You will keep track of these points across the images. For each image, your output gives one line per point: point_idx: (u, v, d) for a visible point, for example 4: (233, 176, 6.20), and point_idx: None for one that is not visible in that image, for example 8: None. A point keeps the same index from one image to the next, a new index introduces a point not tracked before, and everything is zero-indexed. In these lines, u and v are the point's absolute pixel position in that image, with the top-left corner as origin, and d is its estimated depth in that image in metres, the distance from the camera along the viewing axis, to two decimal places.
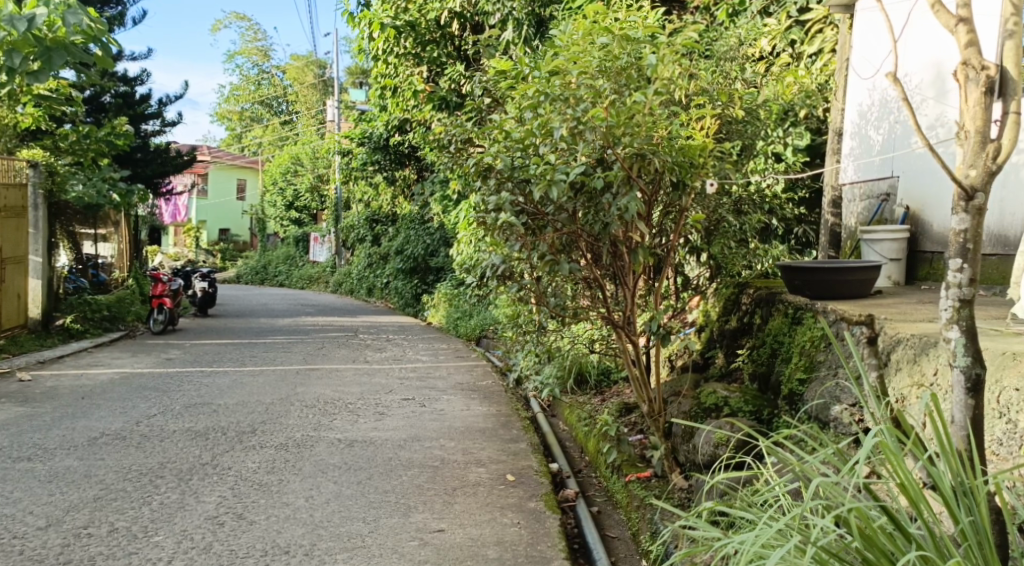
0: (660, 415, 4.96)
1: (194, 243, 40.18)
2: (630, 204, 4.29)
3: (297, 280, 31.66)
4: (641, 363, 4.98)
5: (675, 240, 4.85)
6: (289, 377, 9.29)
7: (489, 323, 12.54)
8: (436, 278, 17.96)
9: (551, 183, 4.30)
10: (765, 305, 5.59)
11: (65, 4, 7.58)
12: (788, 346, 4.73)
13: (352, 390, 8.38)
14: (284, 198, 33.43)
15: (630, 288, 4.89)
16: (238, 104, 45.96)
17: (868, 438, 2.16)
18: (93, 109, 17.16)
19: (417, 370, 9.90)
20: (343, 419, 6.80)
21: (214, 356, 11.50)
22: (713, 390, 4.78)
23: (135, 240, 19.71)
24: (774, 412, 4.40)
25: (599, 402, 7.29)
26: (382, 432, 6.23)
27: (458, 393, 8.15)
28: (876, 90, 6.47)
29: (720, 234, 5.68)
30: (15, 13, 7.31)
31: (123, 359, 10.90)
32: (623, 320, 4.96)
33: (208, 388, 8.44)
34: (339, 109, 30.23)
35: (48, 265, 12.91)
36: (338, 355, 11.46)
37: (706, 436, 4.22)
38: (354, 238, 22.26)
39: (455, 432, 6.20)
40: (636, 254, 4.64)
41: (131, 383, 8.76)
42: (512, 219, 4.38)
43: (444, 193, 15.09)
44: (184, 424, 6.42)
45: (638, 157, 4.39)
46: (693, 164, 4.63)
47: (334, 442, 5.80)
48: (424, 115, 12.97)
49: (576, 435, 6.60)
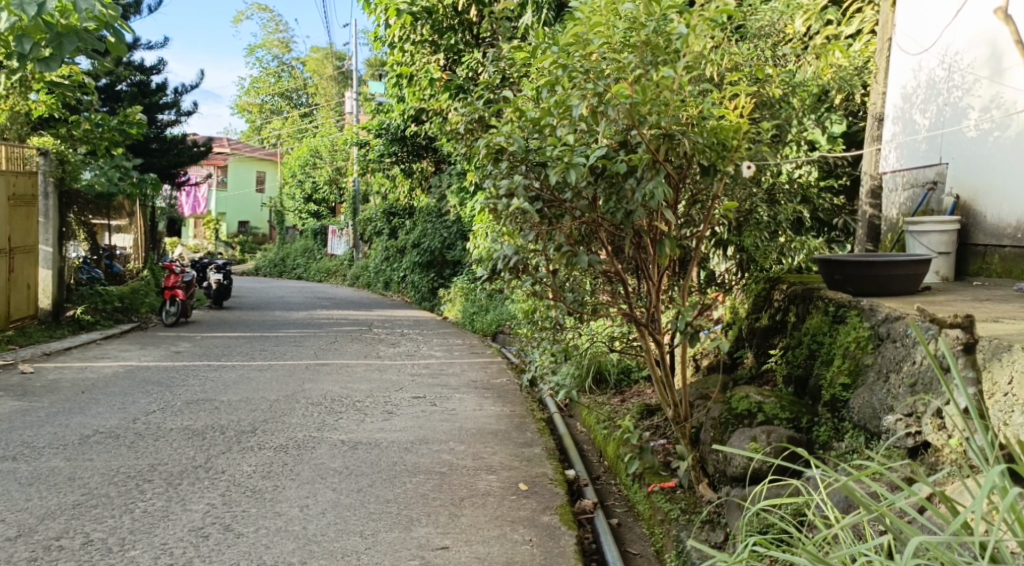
0: (684, 420, 4.56)
1: (213, 235, 40.18)
2: (657, 189, 3.90)
3: (315, 273, 31.49)
4: (665, 364, 4.58)
5: (705, 230, 4.45)
6: (297, 373, 8.97)
7: (506, 318, 12.18)
8: (453, 272, 17.66)
9: (568, 166, 3.93)
10: (801, 301, 5.17)
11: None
12: (828, 346, 4.32)
13: (361, 387, 8.04)
14: (303, 191, 33.26)
15: (655, 282, 4.49)
16: (258, 96, 45.92)
17: (995, 474, 1.86)
18: (109, 99, 16.94)
19: (430, 367, 9.56)
20: (349, 418, 6.47)
21: (223, 349, 11.24)
22: (745, 394, 4.38)
23: (152, 232, 19.56)
24: (814, 421, 4.00)
25: (619, 403, 6.92)
26: (389, 433, 5.88)
27: (471, 392, 7.79)
28: (922, 70, 6.05)
29: (754, 224, 5.29)
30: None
31: (131, 352, 10.65)
32: (647, 317, 4.55)
33: (213, 383, 8.14)
34: (358, 101, 29.99)
35: (58, 255, 12.70)
36: (350, 350, 11.14)
37: (739, 445, 3.82)
38: (371, 231, 22.02)
39: (466, 434, 5.84)
40: (662, 245, 4.23)
41: (135, 377, 8.49)
42: (526, 205, 4.02)
43: (460, 185, 14.75)
44: (182, 422, 6.10)
45: (665, 138, 4.01)
46: (726, 147, 4.22)
47: (337, 444, 5.46)
48: (441, 105, 12.63)
49: (594, 437, 6.26)
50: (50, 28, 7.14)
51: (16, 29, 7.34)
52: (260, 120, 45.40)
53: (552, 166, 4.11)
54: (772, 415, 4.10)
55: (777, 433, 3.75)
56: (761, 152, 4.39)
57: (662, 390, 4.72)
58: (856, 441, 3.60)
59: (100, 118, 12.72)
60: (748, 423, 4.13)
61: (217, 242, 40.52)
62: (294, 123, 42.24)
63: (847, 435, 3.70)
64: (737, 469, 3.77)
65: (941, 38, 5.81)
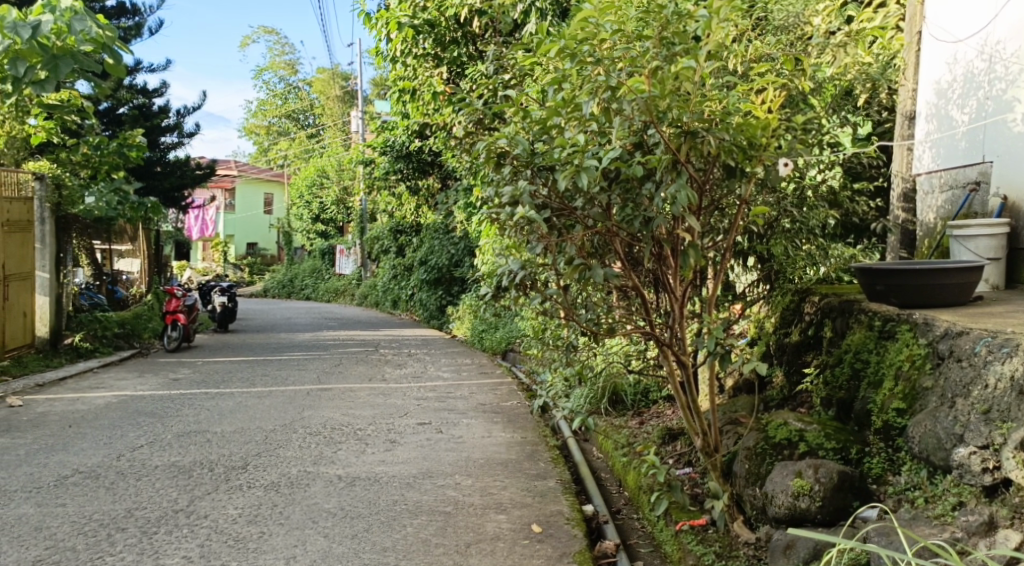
0: (714, 450, 4.07)
1: (222, 257, 39.95)
2: (680, 193, 3.46)
3: (324, 293, 31.12)
4: (691, 387, 4.11)
5: (733, 238, 3.95)
6: (298, 399, 8.54)
7: (516, 335, 11.74)
8: (461, 289, 17.26)
9: (578, 170, 3.50)
10: (837, 315, 4.69)
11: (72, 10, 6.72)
12: (877, 365, 3.85)
13: (363, 413, 7.60)
14: (310, 211, 32.98)
15: (677, 296, 4.03)
16: (265, 118, 45.87)
17: None
18: (109, 123, 16.59)
19: (438, 389, 9.11)
20: (349, 449, 6.03)
21: (223, 374, 10.82)
22: (783, 421, 3.90)
23: (157, 255, 19.25)
24: (864, 451, 3.53)
25: (638, 426, 6.46)
26: (391, 466, 5.43)
27: (480, 416, 7.33)
28: (958, 63, 5.61)
29: (786, 232, 4.81)
30: (19, 19, 6.49)
31: (128, 380, 10.25)
32: (673, 338, 4.07)
33: (209, 412, 7.72)
34: (364, 119, 29.74)
35: (57, 281, 12.36)
36: (354, 373, 10.71)
37: (781, 482, 3.34)
38: (379, 250, 21.62)
39: (473, 466, 5.38)
40: (686, 255, 3.74)
41: (127, 408, 8.07)
42: (532, 215, 3.56)
43: (467, 201, 14.33)
44: (169, 458, 5.67)
45: (686, 136, 3.58)
46: (754, 146, 3.77)
47: (333, 481, 5.01)
48: (444, 120, 12.24)
49: (613, 465, 5.82)
50: (45, 51, 6.68)
51: (10, 52, 6.91)
52: (268, 141, 45.28)
53: (560, 171, 3.69)
54: (816, 446, 3.63)
55: (826, 468, 3.26)
56: (800, 145, 3.91)
57: (687, 416, 4.24)
58: (918, 475, 3.17)
59: (98, 141, 12.31)
60: (788, 457, 3.64)
61: (226, 264, 40.33)
62: (301, 143, 42.04)
63: (908, 469, 3.25)
64: (781, 510, 3.30)
65: (980, 29, 5.36)
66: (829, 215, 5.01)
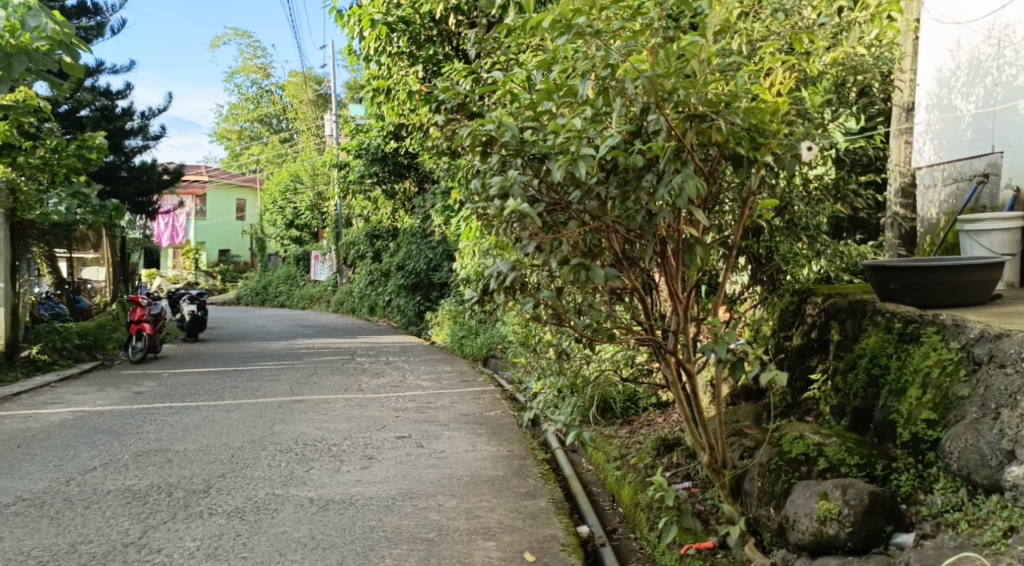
0: (723, 467, 3.72)
1: (194, 265, 39.21)
2: (687, 182, 3.12)
3: (299, 300, 30.52)
4: (697, 397, 3.74)
5: (739, 236, 3.60)
6: (269, 412, 8.09)
7: (497, 341, 11.33)
8: (440, 294, 16.85)
9: (575, 158, 3.15)
10: (846, 316, 4.37)
11: (26, 5, 5.92)
12: (899, 371, 3.52)
13: (338, 427, 7.17)
14: (284, 217, 32.36)
15: (682, 299, 3.66)
16: (237, 123, 45.14)
17: None
18: (70, 126, 15.96)
19: (417, 399, 8.69)
20: (323, 467, 5.62)
21: (191, 387, 10.32)
22: (798, 433, 3.55)
23: (123, 263, 18.63)
24: (892, 467, 3.19)
25: (630, 436, 6.13)
26: (368, 486, 5.03)
27: (463, 428, 6.94)
28: (962, 49, 5.31)
29: (797, 231, 4.46)
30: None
31: (88, 394, 9.74)
32: (676, 344, 3.71)
33: (172, 429, 7.26)
34: (338, 123, 29.25)
35: (11, 291, 11.76)
36: (330, 383, 10.26)
37: (804, 505, 3.00)
38: (355, 255, 21.10)
39: (456, 485, 4.98)
40: (692, 253, 3.38)
41: (85, 425, 7.59)
42: (524, 208, 3.17)
43: (445, 204, 13.91)
44: (123, 482, 5.23)
45: (693, 122, 3.24)
46: (765, 133, 3.44)
47: (304, 504, 4.61)
48: (421, 120, 11.83)
49: (605, 479, 5.50)
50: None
51: None
52: (240, 146, 44.52)
53: (553, 161, 3.33)
54: (837, 461, 3.28)
55: (855, 489, 2.92)
56: (818, 130, 3.58)
57: (692, 429, 3.88)
58: (956, 495, 2.84)
59: (56, 143, 11.71)
60: (807, 474, 3.30)
61: (198, 272, 39.59)
62: (274, 148, 41.36)
63: (943, 488, 2.91)
64: (804, 536, 2.96)
65: (988, 13, 5.05)
66: (835, 209, 4.67)
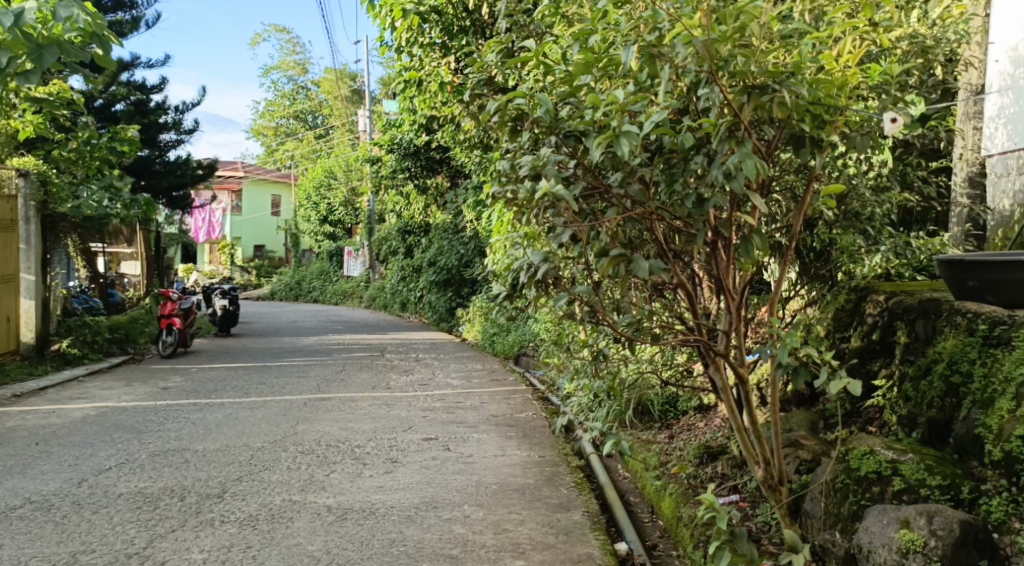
0: (779, 483, 3.34)
1: (230, 260, 39.49)
2: (745, 162, 2.73)
3: (332, 295, 30.51)
4: (750, 406, 3.34)
5: (799, 227, 3.20)
6: (293, 411, 7.83)
7: (529, 339, 10.98)
8: (472, 291, 16.58)
9: (616, 134, 2.77)
10: (916, 316, 3.95)
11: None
12: (988, 379, 3.11)
13: (363, 427, 6.88)
14: (317, 213, 31.81)
15: (737, 296, 3.26)
16: (273, 119, 45.36)
17: None
18: (105, 120, 15.95)
19: (446, 399, 8.37)
20: (344, 471, 5.33)
21: (217, 383, 10.13)
22: (868, 448, 3.14)
23: (158, 258, 18.60)
24: (979, 490, 2.82)
25: (668, 442, 5.79)
26: (390, 493, 4.71)
27: (492, 430, 6.61)
28: None
29: (861, 221, 4.04)
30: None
31: (115, 389, 9.58)
32: (728, 346, 3.31)
33: (193, 427, 7.03)
34: (372, 118, 29.21)
35: (43, 284, 11.63)
36: (358, 380, 10.00)
37: (880, 533, 2.63)
38: (387, 251, 20.90)
39: (483, 494, 4.65)
40: (748, 244, 2.98)
41: (107, 422, 7.40)
42: (558, 190, 2.78)
43: (477, 199, 13.63)
44: (136, 484, 4.97)
45: (754, 94, 2.84)
46: (833, 109, 3.05)
47: (321, 513, 4.31)
48: (453, 113, 11.51)
49: (643, 488, 5.16)
50: (28, 40, 5.52)
51: None
52: (276, 143, 44.72)
53: (592, 138, 2.96)
54: (915, 482, 2.90)
55: (942, 517, 2.55)
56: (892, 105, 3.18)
57: (744, 440, 3.48)
58: None
59: (88, 135, 11.59)
60: (880, 495, 2.92)
61: (233, 267, 39.87)
62: (310, 144, 41.52)
63: None
64: None
65: None
66: (904, 197, 4.23)
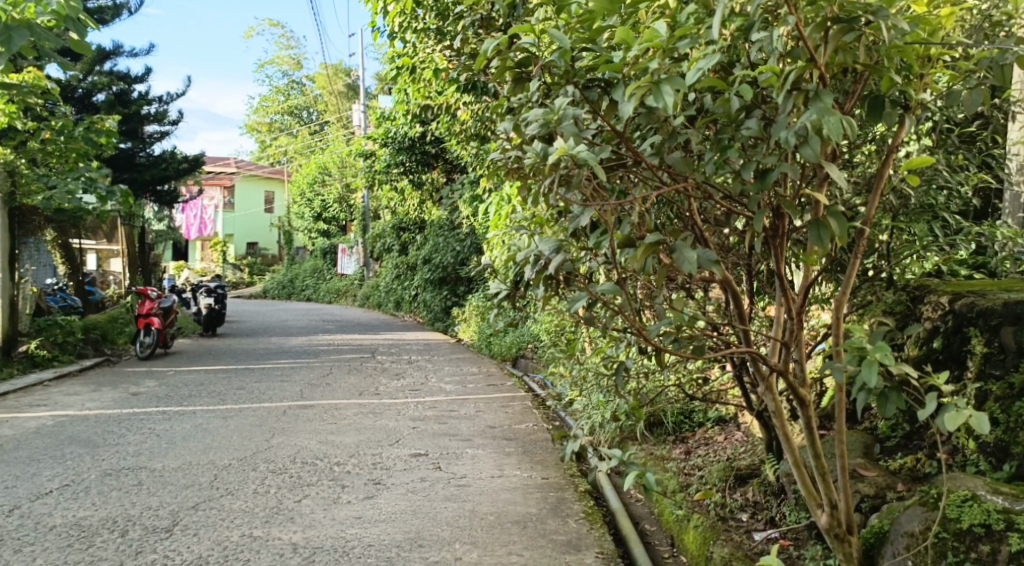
0: (847, 532, 2.67)
1: (223, 257, 38.74)
2: (825, 118, 2.04)
3: (326, 294, 29.78)
4: (813, 434, 2.64)
5: (873, 210, 2.51)
6: (269, 421, 7.13)
7: (527, 341, 10.30)
8: (468, 289, 15.93)
9: (654, 81, 2.09)
10: (1003, 320, 3.26)
11: None
12: None
13: (345, 441, 6.19)
14: (312, 209, 31.13)
15: (800, 294, 2.55)
16: (267, 115, 44.57)
17: None
18: (84, 110, 15.13)
19: (439, 407, 7.68)
20: (319, 496, 4.63)
21: (193, 388, 9.43)
22: (970, 492, 2.48)
23: (143, 254, 17.77)
24: None
25: (684, 458, 5.12)
26: (368, 526, 4.03)
27: (489, 445, 5.93)
28: None
29: (935, 209, 3.31)
30: None
31: (81, 395, 8.87)
32: (786, 361, 2.61)
33: (156, 440, 6.33)
34: (367, 113, 28.49)
35: (10, 282, 10.83)
36: (345, 385, 9.32)
37: None
38: (381, 248, 20.21)
39: (477, 528, 3.97)
40: (820, 230, 2.29)
41: (62, 434, 6.69)
42: (582, 152, 2.07)
43: (473, 193, 12.94)
44: (74, 514, 4.28)
45: (838, 29, 2.15)
46: (927, 53, 2.36)
47: (283, 555, 3.62)
48: (449, 102, 10.78)
49: (660, 514, 4.48)
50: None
51: None
52: (269, 138, 43.91)
53: (623, 90, 2.26)
54: None
55: None
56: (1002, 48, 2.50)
57: (803, 476, 2.78)
58: None
59: (62, 125, 10.72)
60: (991, 557, 2.30)
61: (226, 264, 39.12)
62: (304, 140, 40.80)
63: None
64: None
65: None
66: (983, 174, 3.50)
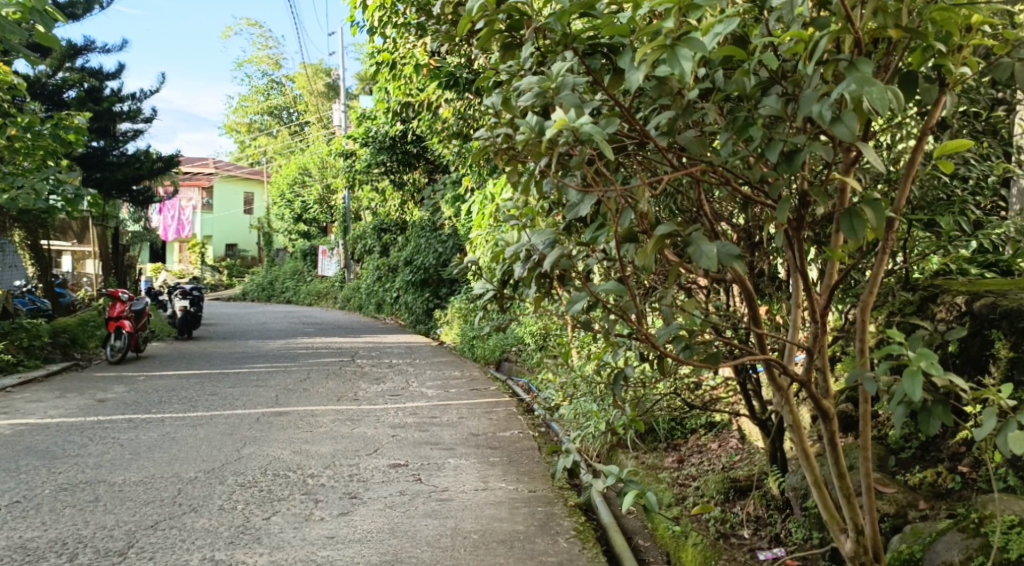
0: (874, 560, 2.39)
1: (201, 259, 38.09)
2: (868, 91, 1.76)
3: (306, 296, 29.26)
4: (836, 452, 2.35)
5: (905, 198, 2.23)
6: (242, 429, 6.78)
7: (511, 343, 10.03)
8: (450, 291, 15.61)
9: (670, 44, 1.80)
10: None
11: None
12: None
13: (321, 450, 5.86)
14: (292, 210, 30.69)
15: (823, 294, 2.26)
16: (246, 116, 43.99)
17: None
18: (53, 106, 14.58)
19: (420, 413, 7.36)
20: (290, 513, 4.30)
21: (164, 394, 9.03)
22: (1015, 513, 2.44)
23: (115, 254, 17.25)
24: None
25: (678, 466, 4.85)
26: (342, 547, 3.71)
27: (473, 454, 5.62)
28: None
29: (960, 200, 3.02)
30: None
31: (45, 402, 8.45)
32: (807, 370, 2.32)
33: (119, 451, 5.96)
34: (348, 113, 28.12)
35: None
36: (322, 390, 8.97)
37: None
38: (362, 250, 19.82)
39: (460, 549, 3.67)
40: (853, 221, 2.02)
41: (20, 444, 6.29)
42: (586, 124, 1.79)
43: (456, 193, 12.63)
44: (21, 536, 3.93)
45: None
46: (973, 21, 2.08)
47: None
48: (431, 99, 10.45)
49: (653, 527, 4.20)
50: None
51: None
52: (248, 138, 43.30)
53: (632, 55, 1.97)
54: None
55: None
56: None
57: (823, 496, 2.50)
58: None
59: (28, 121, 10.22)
60: None
61: (204, 266, 38.43)
62: (284, 141, 40.28)
63: None
64: None
65: None
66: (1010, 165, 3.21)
